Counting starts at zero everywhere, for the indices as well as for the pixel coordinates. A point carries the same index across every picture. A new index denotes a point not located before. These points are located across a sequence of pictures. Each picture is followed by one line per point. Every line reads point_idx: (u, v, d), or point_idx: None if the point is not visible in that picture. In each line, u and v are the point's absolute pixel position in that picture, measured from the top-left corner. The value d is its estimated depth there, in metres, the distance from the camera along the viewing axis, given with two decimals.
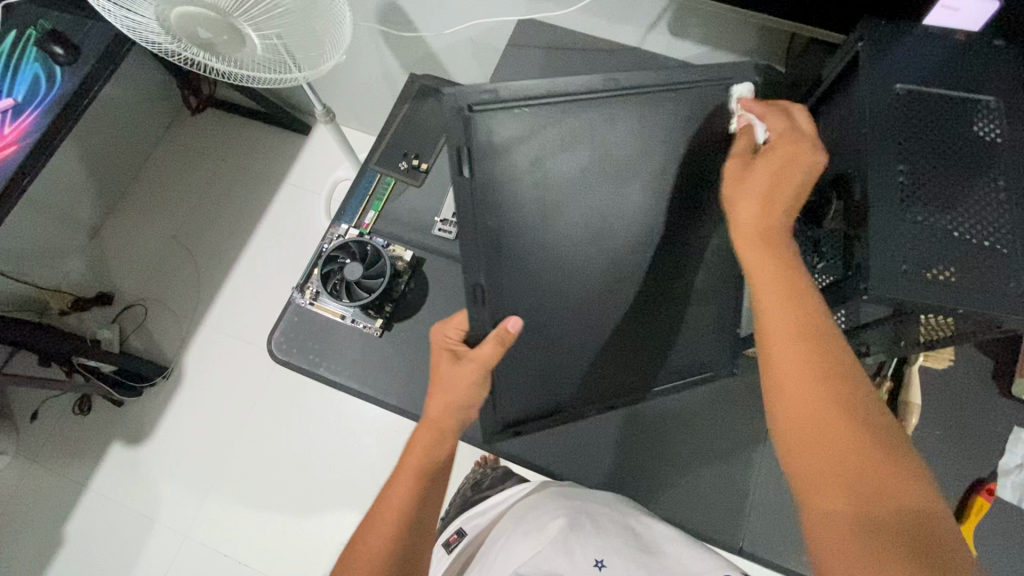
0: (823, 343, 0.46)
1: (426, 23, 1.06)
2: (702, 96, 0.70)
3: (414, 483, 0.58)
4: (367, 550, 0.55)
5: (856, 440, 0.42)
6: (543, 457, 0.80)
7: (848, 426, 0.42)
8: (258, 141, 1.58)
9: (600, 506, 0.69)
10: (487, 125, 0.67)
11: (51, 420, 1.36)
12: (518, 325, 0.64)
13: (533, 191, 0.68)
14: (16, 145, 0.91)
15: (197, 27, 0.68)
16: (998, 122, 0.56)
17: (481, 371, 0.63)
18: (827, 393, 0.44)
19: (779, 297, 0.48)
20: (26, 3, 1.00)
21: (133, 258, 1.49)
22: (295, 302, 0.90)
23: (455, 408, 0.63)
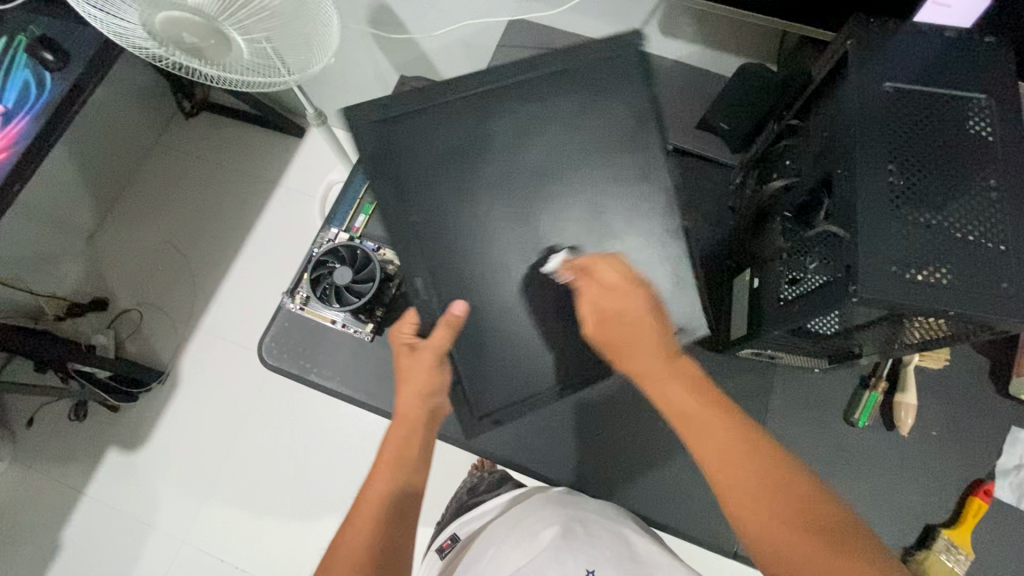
0: (746, 445, 0.54)
1: (417, 24, 1.06)
2: (629, 90, 0.70)
3: (391, 474, 0.65)
4: (354, 531, 0.60)
5: (803, 519, 0.50)
6: (522, 455, 0.87)
7: (788, 511, 0.50)
8: (252, 143, 1.58)
9: (592, 514, 0.69)
10: (395, 132, 0.68)
11: (46, 427, 1.35)
12: (463, 306, 0.67)
13: (455, 178, 0.69)
14: (5, 153, 0.91)
15: (182, 32, 0.67)
16: (990, 120, 0.55)
17: (436, 356, 0.68)
18: (766, 484, 0.52)
19: (708, 421, 0.56)
20: (17, 10, 0.99)
21: (128, 263, 1.49)
22: (286, 307, 0.89)
23: (421, 392, 0.68)
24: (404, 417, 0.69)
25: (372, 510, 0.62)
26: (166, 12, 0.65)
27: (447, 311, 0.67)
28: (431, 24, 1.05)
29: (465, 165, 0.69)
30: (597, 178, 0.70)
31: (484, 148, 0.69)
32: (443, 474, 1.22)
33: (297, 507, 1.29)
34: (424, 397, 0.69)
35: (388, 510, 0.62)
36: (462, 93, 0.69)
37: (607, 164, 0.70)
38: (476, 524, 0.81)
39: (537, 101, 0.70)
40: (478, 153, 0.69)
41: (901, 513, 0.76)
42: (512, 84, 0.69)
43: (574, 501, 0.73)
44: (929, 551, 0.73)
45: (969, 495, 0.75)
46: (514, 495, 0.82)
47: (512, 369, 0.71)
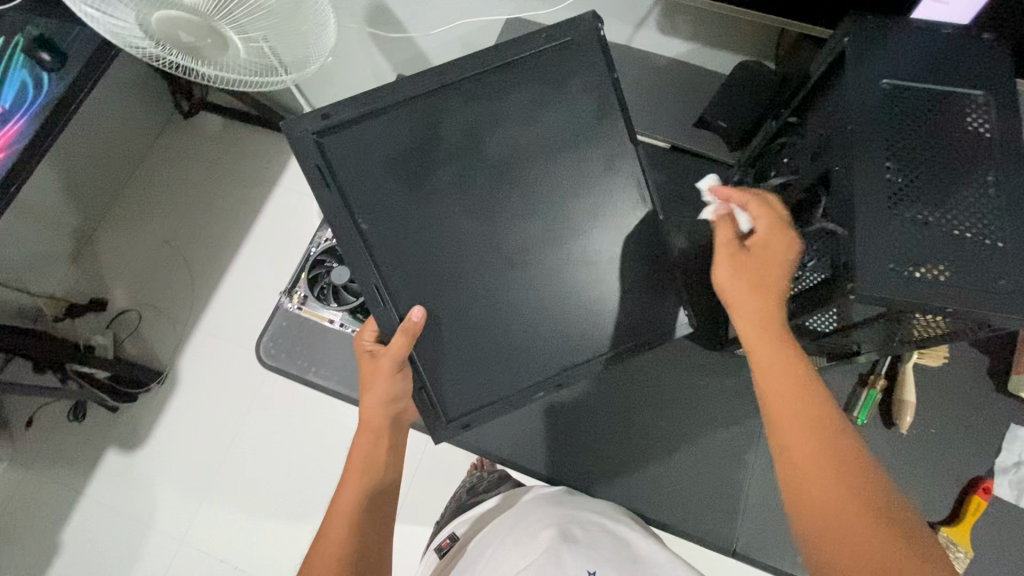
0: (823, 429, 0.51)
1: (415, 23, 1.05)
2: (593, 89, 0.71)
3: (359, 481, 0.66)
4: (327, 545, 0.61)
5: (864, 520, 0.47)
6: (502, 444, 0.86)
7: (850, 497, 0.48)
8: (251, 143, 1.57)
9: (592, 517, 0.68)
10: (343, 141, 0.66)
11: (45, 428, 1.35)
12: (421, 313, 0.66)
13: (407, 181, 0.68)
14: (3, 153, 0.91)
15: (179, 30, 0.67)
16: (989, 116, 0.55)
17: (396, 363, 0.66)
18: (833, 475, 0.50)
19: (790, 387, 0.53)
20: (15, 10, 0.99)
21: (126, 263, 1.48)
22: (284, 306, 0.89)
23: (382, 399, 0.67)
24: (367, 424, 0.68)
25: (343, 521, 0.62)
26: (163, 10, 0.65)
27: (406, 318, 0.67)
28: (428, 23, 1.04)
29: (419, 167, 0.68)
30: (570, 178, 0.72)
31: (438, 147, 0.68)
32: (442, 474, 1.22)
33: (296, 508, 1.29)
34: (386, 402, 0.67)
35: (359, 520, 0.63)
36: (409, 98, 0.67)
37: (577, 167, 0.72)
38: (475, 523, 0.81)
39: (478, 99, 0.69)
40: (429, 153, 0.68)
41: None
42: (450, 82, 0.68)
43: (573, 501, 0.73)
44: None
45: (968, 493, 0.75)
46: (512, 493, 0.82)
47: (490, 368, 0.72)
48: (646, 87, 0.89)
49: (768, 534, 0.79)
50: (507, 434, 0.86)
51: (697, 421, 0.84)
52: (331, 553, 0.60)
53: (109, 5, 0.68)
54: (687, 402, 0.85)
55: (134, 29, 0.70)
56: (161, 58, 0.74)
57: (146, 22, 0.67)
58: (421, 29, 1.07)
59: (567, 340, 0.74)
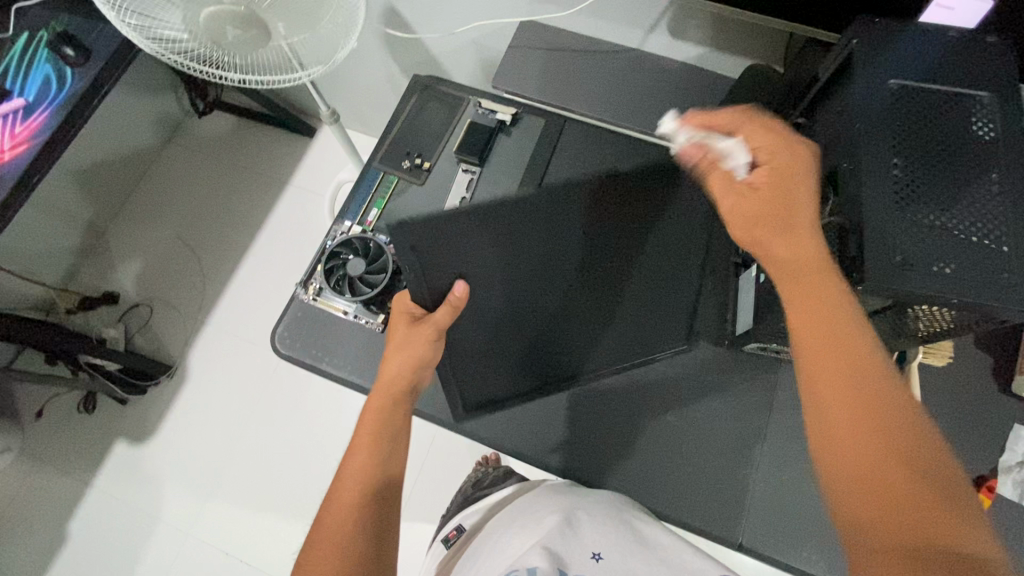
0: (872, 381, 0.48)
1: (431, 26, 1.08)
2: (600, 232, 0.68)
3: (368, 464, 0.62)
4: (329, 526, 0.58)
5: (914, 481, 0.45)
6: (513, 440, 0.84)
7: (896, 452, 0.46)
8: (263, 143, 1.60)
9: (598, 503, 0.69)
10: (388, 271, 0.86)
11: (55, 418, 1.37)
12: (465, 287, 0.65)
13: (463, 276, 0.65)
14: (27, 144, 0.93)
15: (225, 25, 0.67)
16: (994, 120, 0.56)
17: (435, 332, 0.67)
18: (884, 438, 0.46)
19: (832, 335, 0.50)
20: (39, 7, 1.02)
21: (139, 257, 1.50)
22: (299, 297, 0.90)
23: (415, 362, 0.67)
24: (383, 388, 0.68)
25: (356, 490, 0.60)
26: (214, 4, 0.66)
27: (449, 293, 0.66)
28: (442, 25, 1.07)
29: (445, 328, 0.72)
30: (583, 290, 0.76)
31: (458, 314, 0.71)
32: (447, 469, 1.24)
33: (301, 502, 1.29)
34: (412, 369, 0.68)
35: (375, 494, 0.60)
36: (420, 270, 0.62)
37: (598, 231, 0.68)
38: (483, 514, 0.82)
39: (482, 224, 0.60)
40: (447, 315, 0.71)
41: None
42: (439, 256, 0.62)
43: (577, 491, 0.73)
44: None
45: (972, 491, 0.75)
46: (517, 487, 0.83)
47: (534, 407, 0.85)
48: (655, 89, 0.90)
49: (775, 531, 0.79)
50: (516, 434, 0.84)
51: (701, 419, 0.84)
52: (344, 515, 0.58)
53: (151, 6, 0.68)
54: (693, 400, 0.85)
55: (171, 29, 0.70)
56: (191, 67, 0.73)
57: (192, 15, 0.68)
58: (436, 32, 1.09)
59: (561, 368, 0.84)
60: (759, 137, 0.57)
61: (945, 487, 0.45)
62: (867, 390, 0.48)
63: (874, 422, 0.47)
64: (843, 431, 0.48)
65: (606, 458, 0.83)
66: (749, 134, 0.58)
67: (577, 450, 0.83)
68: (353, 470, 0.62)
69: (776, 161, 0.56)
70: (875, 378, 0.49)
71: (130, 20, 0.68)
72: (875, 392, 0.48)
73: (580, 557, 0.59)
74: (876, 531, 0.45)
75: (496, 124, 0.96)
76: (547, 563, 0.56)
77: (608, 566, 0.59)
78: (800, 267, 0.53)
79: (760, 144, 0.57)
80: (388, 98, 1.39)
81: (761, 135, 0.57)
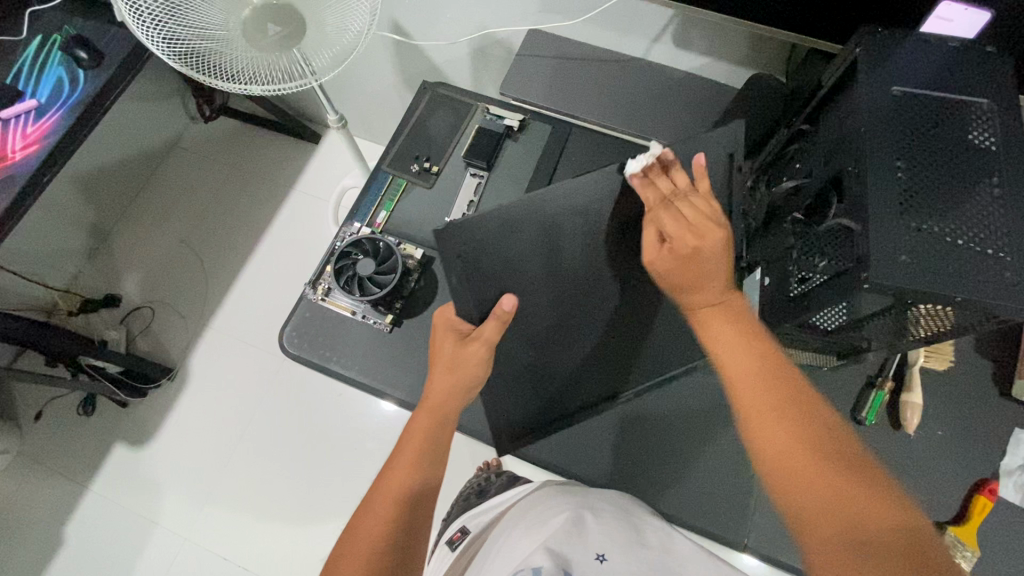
0: (780, 383, 0.56)
1: (438, 36, 1.10)
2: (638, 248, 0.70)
3: (410, 473, 0.64)
4: (365, 534, 0.59)
5: (827, 472, 0.50)
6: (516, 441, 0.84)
7: (804, 440, 0.52)
8: (268, 148, 1.62)
9: (604, 503, 0.70)
10: (392, 264, 0.87)
11: (54, 420, 1.36)
12: (513, 303, 0.66)
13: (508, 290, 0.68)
14: (38, 144, 0.94)
15: (266, 21, 0.71)
16: (991, 128, 0.58)
17: (486, 350, 0.68)
18: (792, 431, 0.53)
19: (733, 346, 0.59)
20: (52, 11, 1.04)
21: (142, 260, 1.51)
22: (307, 298, 0.91)
23: (464, 384, 0.69)
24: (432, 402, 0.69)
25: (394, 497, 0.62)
26: (259, 6, 0.71)
27: (496, 306, 0.67)
28: (450, 33, 1.08)
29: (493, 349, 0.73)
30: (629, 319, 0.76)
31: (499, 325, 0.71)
32: (450, 474, 1.24)
33: (302, 506, 1.29)
34: (464, 390, 0.69)
35: (416, 502, 0.62)
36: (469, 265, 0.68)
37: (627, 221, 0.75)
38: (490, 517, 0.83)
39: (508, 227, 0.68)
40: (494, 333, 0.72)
41: None
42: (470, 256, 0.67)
43: (582, 491, 0.73)
44: None
45: (973, 494, 0.75)
46: (531, 485, 0.82)
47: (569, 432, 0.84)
48: (658, 97, 0.92)
49: (781, 535, 0.79)
50: None
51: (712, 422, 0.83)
52: (379, 523, 0.60)
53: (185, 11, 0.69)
54: (702, 400, 0.84)
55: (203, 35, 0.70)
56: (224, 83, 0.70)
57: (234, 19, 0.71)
58: (443, 39, 1.11)
59: (590, 380, 0.79)
60: (666, 216, 0.64)
61: (858, 475, 0.50)
62: (775, 385, 0.56)
63: (784, 420, 0.54)
64: (764, 427, 0.54)
65: (612, 460, 0.83)
66: (655, 212, 0.65)
67: (582, 453, 0.83)
68: (395, 480, 0.63)
69: (679, 230, 0.63)
70: (780, 376, 0.57)
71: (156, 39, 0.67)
72: (782, 393, 0.56)
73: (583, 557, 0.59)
74: (805, 517, 0.50)
75: (505, 129, 0.98)
76: (554, 564, 0.56)
77: (610, 568, 0.57)
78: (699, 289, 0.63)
79: (659, 219, 0.65)
80: (394, 105, 1.40)
81: (665, 210, 0.65)
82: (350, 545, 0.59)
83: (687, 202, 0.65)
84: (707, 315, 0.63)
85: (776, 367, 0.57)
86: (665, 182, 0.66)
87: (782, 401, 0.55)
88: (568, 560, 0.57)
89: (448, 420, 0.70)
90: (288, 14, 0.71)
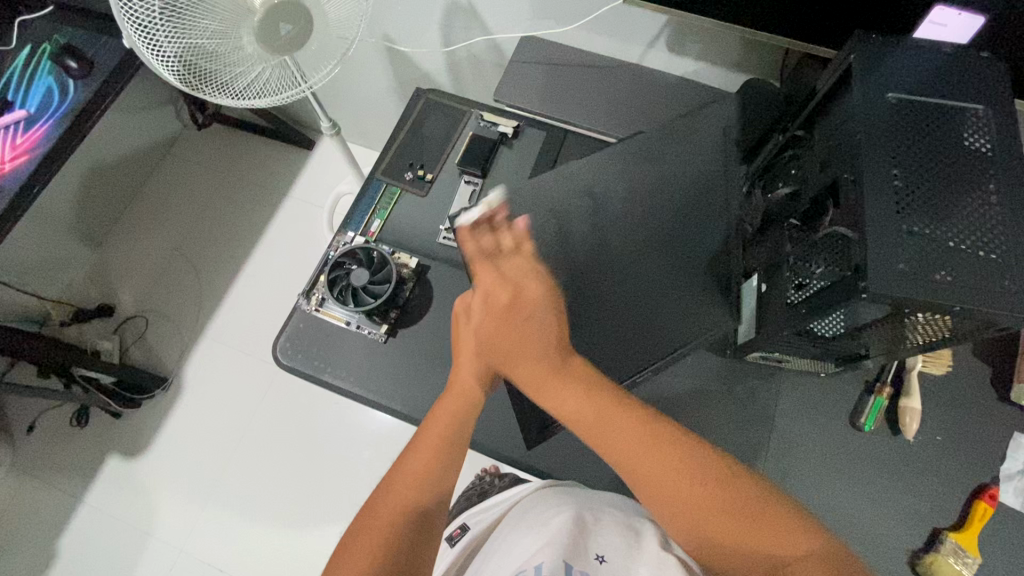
0: (660, 440, 0.55)
1: (432, 43, 1.10)
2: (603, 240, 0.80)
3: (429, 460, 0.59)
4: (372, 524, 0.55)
5: (737, 520, 0.50)
6: (513, 448, 0.84)
7: (704, 497, 0.52)
8: (263, 155, 1.61)
9: (603, 502, 0.69)
10: (387, 274, 0.86)
11: (47, 432, 1.35)
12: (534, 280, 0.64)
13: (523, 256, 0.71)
14: (27, 155, 0.93)
15: (274, 24, 0.67)
16: (986, 132, 0.58)
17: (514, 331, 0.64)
18: (694, 489, 0.52)
19: (596, 417, 0.57)
20: (41, 20, 1.02)
21: (136, 269, 1.50)
22: (301, 308, 0.90)
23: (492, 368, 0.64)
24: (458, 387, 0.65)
25: (407, 495, 0.57)
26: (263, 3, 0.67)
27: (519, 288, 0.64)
28: (441, 39, 1.08)
29: None
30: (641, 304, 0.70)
31: None
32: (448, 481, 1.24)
33: (299, 515, 1.28)
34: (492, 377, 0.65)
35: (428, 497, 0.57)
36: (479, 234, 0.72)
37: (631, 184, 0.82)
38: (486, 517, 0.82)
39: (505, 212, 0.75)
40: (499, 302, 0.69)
41: (904, 516, 0.76)
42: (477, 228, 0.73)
43: (582, 493, 0.71)
44: (936, 554, 0.71)
45: (974, 500, 0.75)
46: (530, 485, 0.80)
47: (567, 441, 0.83)
48: (653, 102, 0.92)
49: None
50: (516, 440, 0.84)
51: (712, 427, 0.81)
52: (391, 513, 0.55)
53: (189, 31, 0.65)
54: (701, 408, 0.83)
55: (217, 52, 0.68)
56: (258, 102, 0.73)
57: (240, 17, 0.67)
58: (435, 45, 1.10)
59: None
60: (483, 267, 0.67)
61: (761, 507, 0.51)
62: (652, 444, 0.54)
63: (682, 483, 0.52)
64: (658, 497, 0.53)
65: (611, 467, 0.82)
66: (479, 264, 0.68)
67: (582, 462, 0.82)
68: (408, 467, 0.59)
69: (495, 286, 0.65)
70: (655, 435, 0.55)
71: (160, 47, 0.64)
72: (664, 452, 0.54)
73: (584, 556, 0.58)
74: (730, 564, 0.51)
75: (498, 136, 0.97)
76: (554, 561, 0.55)
77: (610, 569, 0.56)
78: (537, 364, 0.61)
79: (484, 282, 0.65)
80: (387, 110, 1.40)
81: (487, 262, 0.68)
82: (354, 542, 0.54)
83: (507, 259, 0.68)
84: (552, 386, 0.59)
85: (648, 428, 0.56)
86: (489, 239, 0.70)
87: (670, 459, 0.54)
88: (569, 555, 0.56)
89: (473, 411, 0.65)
90: (293, 10, 0.68)
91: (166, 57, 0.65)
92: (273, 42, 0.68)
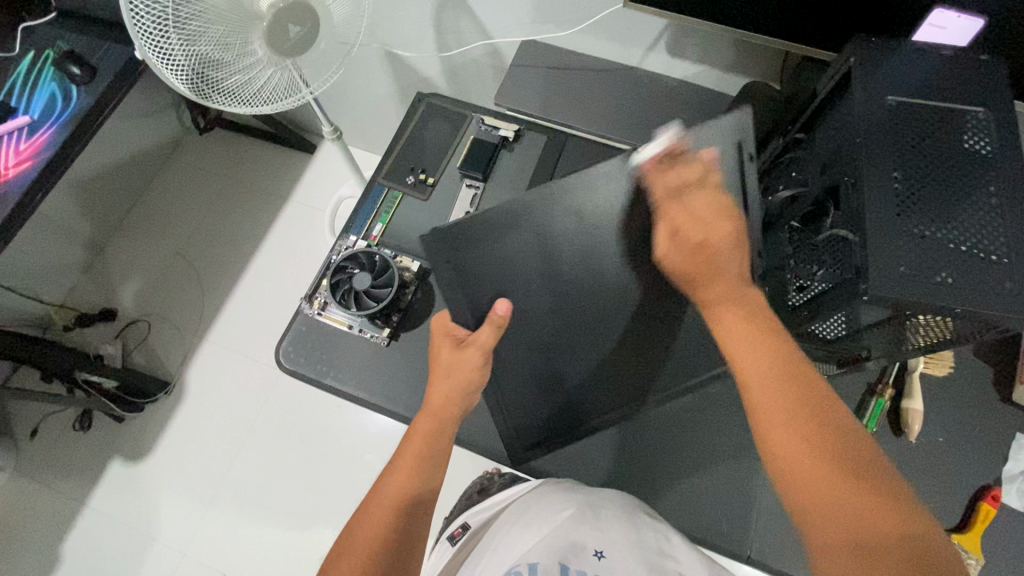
0: (809, 386, 0.53)
1: (432, 47, 1.10)
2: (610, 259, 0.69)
3: (410, 474, 0.64)
4: (357, 537, 0.59)
5: (854, 488, 0.48)
6: None
7: (830, 457, 0.49)
8: (266, 159, 1.62)
9: (603, 498, 0.68)
10: (390, 277, 0.86)
11: (50, 436, 1.35)
12: (507, 307, 0.66)
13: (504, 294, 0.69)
14: (30, 161, 0.93)
15: (282, 25, 0.68)
16: (987, 133, 0.58)
17: (482, 354, 0.67)
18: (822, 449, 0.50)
19: (753, 349, 0.56)
20: (44, 26, 1.03)
21: (138, 273, 1.50)
22: (303, 312, 0.90)
23: (464, 387, 0.68)
24: (430, 407, 0.68)
25: (393, 503, 0.61)
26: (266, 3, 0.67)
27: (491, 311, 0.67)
28: (441, 43, 1.08)
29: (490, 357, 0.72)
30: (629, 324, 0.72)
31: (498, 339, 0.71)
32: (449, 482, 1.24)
33: (300, 519, 1.28)
34: (465, 395, 0.68)
35: (407, 510, 0.61)
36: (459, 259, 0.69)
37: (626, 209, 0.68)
38: (490, 512, 0.81)
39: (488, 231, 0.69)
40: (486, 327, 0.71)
41: None
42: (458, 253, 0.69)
43: (583, 489, 0.71)
44: None
45: (977, 501, 0.75)
46: (528, 484, 0.79)
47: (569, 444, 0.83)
48: (653, 105, 0.92)
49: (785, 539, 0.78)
50: None
51: (713, 427, 0.81)
52: (375, 524, 0.60)
53: (201, 41, 0.65)
54: (703, 413, 0.82)
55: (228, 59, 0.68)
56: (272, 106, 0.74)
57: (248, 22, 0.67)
58: (435, 50, 1.11)
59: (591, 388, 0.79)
60: (674, 204, 0.62)
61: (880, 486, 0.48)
62: (799, 389, 0.53)
63: (807, 434, 0.51)
64: (791, 448, 0.51)
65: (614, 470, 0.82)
66: (669, 197, 0.63)
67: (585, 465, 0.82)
68: (392, 481, 0.63)
69: (693, 218, 0.61)
70: (807, 385, 0.53)
71: (174, 59, 0.64)
72: (810, 400, 0.52)
73: (582, 552, 0.57)
74: (833, 538, 0.47)
75: (499, 140, 0.98)
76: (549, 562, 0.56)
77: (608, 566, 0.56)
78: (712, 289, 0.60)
79: (672, 214, 0.62)
80: (387, 113, 1.40)
81: (678, 199, 0.62)
82: (348, 551, 0.58)
83: (698, 189, 0.62)
84: (720, 305, 0.59)
85: (800, 376, 0.54)
86: (675, 173, 0.62)
87: (807, 410, 0.52)
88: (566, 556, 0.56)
89: (447, 427, 0.68)
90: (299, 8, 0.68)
91: (180, 70, 0.66)
92: (282, 42, 0.69)
